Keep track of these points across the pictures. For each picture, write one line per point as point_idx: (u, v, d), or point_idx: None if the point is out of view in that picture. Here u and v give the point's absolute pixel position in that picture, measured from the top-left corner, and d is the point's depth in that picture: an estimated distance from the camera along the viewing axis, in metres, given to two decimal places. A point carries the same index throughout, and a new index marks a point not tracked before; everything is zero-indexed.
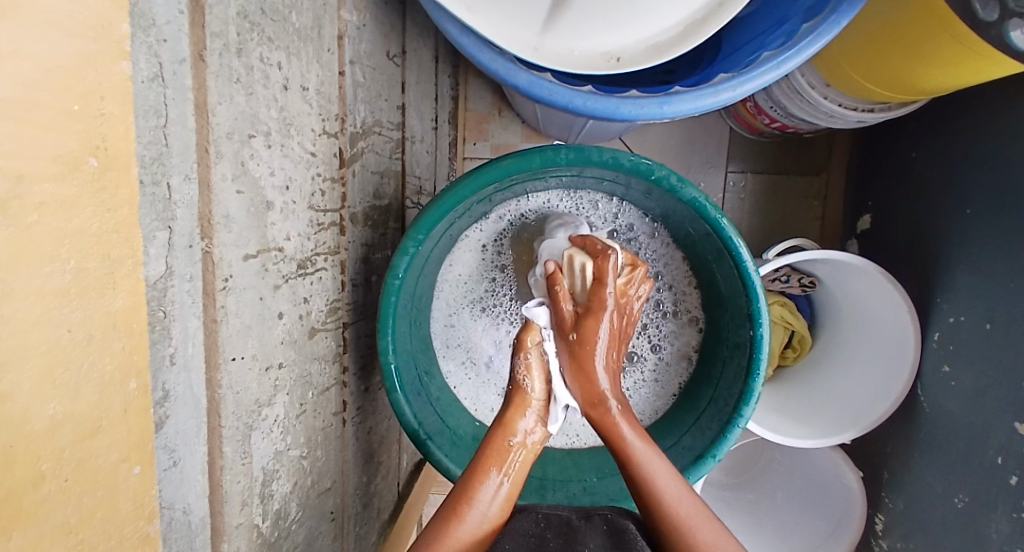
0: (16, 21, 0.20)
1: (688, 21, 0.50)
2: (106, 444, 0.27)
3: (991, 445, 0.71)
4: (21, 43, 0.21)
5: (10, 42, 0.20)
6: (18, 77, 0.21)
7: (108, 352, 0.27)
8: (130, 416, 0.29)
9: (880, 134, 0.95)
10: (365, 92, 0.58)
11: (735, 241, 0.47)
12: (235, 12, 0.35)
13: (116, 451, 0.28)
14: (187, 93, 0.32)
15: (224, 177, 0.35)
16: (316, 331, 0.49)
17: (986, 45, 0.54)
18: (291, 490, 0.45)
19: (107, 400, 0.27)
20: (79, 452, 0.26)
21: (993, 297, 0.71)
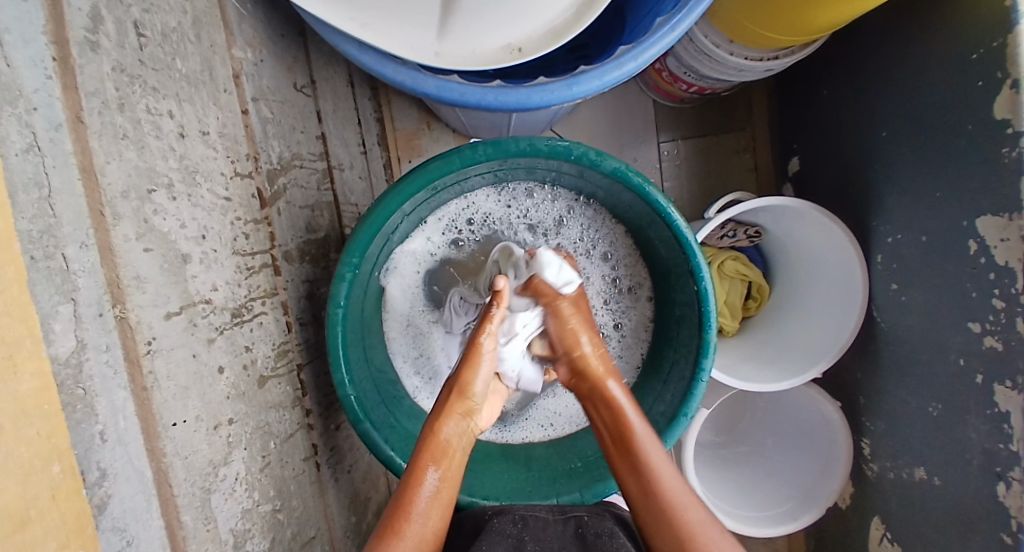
0: None
1: (579, 3, 0.50)
2: (37, 535, 0.25)
3: (952, 349, 0.73)
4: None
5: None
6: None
7: (22, 440, 0.25)
8: (62, 502, 0.26)
9: (791, 80, 0.99)
10: (276, 128, 0.57)
11: (664, 203, 0.48)
12: (110, 68, 0.33)
13: (55, 539, 0.26)
14: (70, 158, 0.30)
15: (127, 238, 0.33)
16: (266, 378, 0.47)
17: None
18: (270, 545, 0.44)
19: (31, 490, 0.25)
20: (15, 547, 0.24)
21: (923, 212, 0.75)
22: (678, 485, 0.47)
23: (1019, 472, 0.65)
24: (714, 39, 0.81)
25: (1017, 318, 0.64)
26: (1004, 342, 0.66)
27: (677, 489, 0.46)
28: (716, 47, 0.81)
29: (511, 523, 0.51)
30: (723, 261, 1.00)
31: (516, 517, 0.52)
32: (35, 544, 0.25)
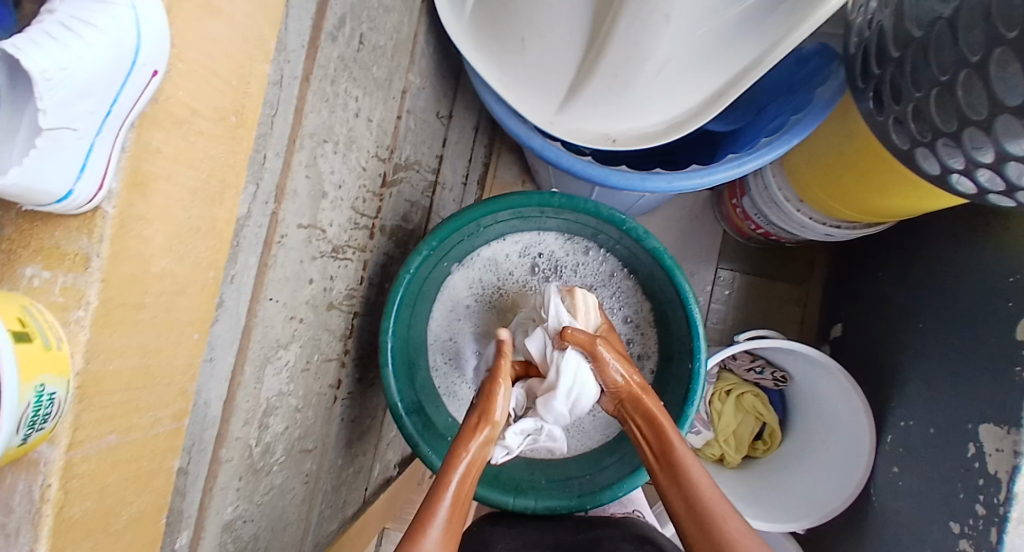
0: (231, 23, 0.33)
1: (671, 122, 0.62)
2: (181, 306, 0.34)
3: (929, 545, 0.73)
4: (219, 35, 0.32)
5: (212, 33, 0.31)
6: (206, 55, 0.31)
7: (205, 241, 0.35)
8: (205, 297, 0.36)
9: (850, 252, 1.07)
10: (413, 136, 0.73)
11: (687, 290, 0.57)
12: (336, 56, 0.49)
13: (189, 315, 0.35)
14: (292, 100, 0.45)
15: (300, 163, 0.47)
16: (333, 306, 0.59)
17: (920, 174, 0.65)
18: (281, 431, 0.53)
19: (194, 275, 0.34)
20: (171, 308, 0.33)
21: (936, 407, 0.77)
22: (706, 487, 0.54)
23: None
24: (786, 193, 0.90)
25: (991, 528, 0.64)
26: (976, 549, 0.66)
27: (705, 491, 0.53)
28: (786, 200, 0.91)
29: None
30: (743, 393, 1.05)
31: None
32: (183, 310, 0.34)
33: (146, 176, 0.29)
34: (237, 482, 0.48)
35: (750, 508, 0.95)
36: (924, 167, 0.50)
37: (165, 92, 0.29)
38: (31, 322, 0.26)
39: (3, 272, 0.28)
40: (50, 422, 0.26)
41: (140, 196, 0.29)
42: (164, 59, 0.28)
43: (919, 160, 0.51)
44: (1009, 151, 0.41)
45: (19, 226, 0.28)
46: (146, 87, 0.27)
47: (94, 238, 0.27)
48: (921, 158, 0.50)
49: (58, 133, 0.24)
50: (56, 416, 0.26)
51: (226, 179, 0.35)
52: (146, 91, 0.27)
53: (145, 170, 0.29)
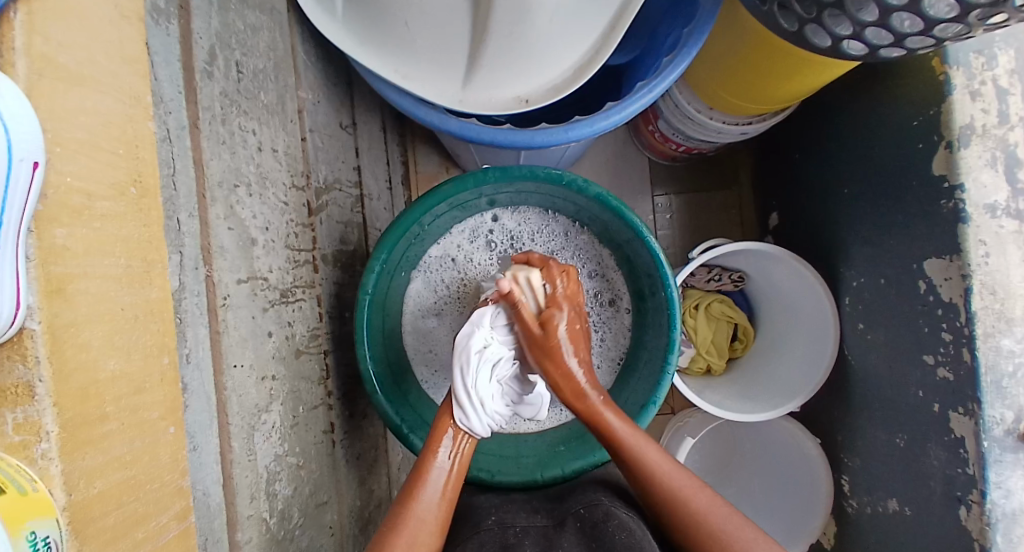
0: (99, 88, 0.29)
1: (576, 66, 0.61)
2: (148, 401, 0.31)
3: (911, 383, 0.81)
4: (83, 102, 0.28)
5: (79, 104, 0.28)
6: (81, 128, 0.28)
7: (147, 331, 0.32)
8: (167, 385, 0.33)
9: (767, 145, 1.13)
10: (324, 154, 0.69)
11: (640, 224, 0.58)
12: (218, 92, 0.45)
13: (156, 410, 0.32)
14: (187, 152, 0.41)
15: (218, 217, 0.43)
16: (301, 351, 0.56)
17: (810, 53, 0.68)
18: (292, 493, 0.50)
19: (149, 367, 0.32)
20: (134, 406, 0.30)
21: (883, 259, 0.84)
22: (664, 468, 0.55)
23: (978, 495, 0.70)
24: (696, 105, 0.94)
25: (963, 349, 0.71)
26: (953, 373, 0.73)
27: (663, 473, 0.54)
28: (698, 112, 0.94)
29: (512, 536, 0.53)
30: (710, 303, 1.10)
31: (517, 531, 0.53)
32: (149, 407, 0.31)
33: (63, 279, 0.26)
34: None
35: (751, 403, 1.01)
36: (814, 43, 0.55)
37: (52, 184, 0.26)
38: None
39: None
40: None
41: (63, 303, 0.26)
42: (42, 147, 0.25)
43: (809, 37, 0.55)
44: (890, 5, 0.46)
45: None
46: (31, 182, 0.24)
47: (31, 362, 0.24)
48: (811, 35, 0.54)
49: None
50: None
51: (147, 257, 0.32)
52: (32, 188, 0.24)
53: (60, 273, 0.26)
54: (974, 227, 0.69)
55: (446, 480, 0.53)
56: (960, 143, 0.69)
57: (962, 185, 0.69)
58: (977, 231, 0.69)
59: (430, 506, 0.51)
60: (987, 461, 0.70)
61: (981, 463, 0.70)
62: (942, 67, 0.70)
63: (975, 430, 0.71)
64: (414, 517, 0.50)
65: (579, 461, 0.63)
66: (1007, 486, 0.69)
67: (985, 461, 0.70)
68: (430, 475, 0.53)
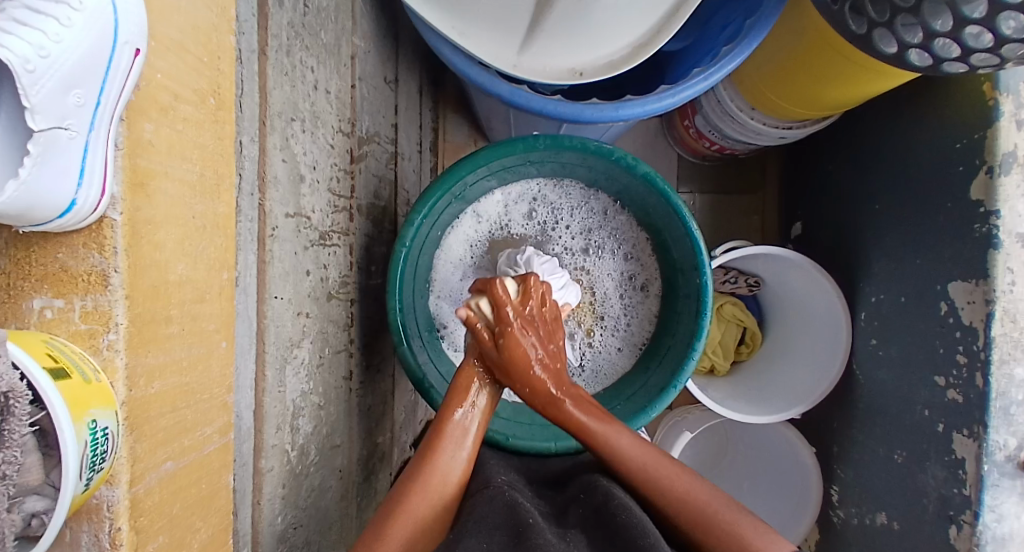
0: None
1: (634, 45, 0.61)
2: (207, 312, 0.32)
3: (919, 401, 0.82)
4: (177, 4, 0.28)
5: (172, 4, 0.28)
6: (173, 29, 0.28)
7: (211, 242, 0.32)
8: (225, 298, 0.34)
9: (801, 153, 1.12)
10: (368, 105, 0.68)
11: (683, 209, 0.58)
12: (286, 23, 0.45)
13: (215, 321, 0.33)
14: (254, 77, 0.41)
15: (275, 147, 0.43)
16: (332, 296, 0.56)
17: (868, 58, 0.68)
18: (311, 431, 0.51)
19: (210, 278, 0.32)
20: (195, 316, 0.31)
21: (906, 277, 0.85)
22: (638, 456, 0.52)
23: (970, 516, 0.73)
24: (738, 103, 0.93)
25: (976, 373, 0.72)
26: (964, 395, 0.74)
27: (637, 462, 0.52)
28: (739, 110, 0.94)
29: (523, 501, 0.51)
30: (723, 304, 1.10)
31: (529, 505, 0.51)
32: (206, 317, 0.32)
33: (146, 174, 0.26)
34: (282, 490, 0.46)
35: (753, 406, 1.02)
36: (880, 49, 0.54)
37: (145, 76, 0.26)
38: (62, 355, 0.24)
39: (8, 311, 0.26)
40: (106, 463, 0.24)
41: (143, 198, 0.26)
42: (144, 37, 0.25)
43: (875, 44, 0.54)
44: (967, 17, 0.46)
45: (11, 256, 0.26)
46: (132, 71, 0.24)
47: (106, 252, 0.25)
48: (878, 40, 0.54)
49: (51, 135, 0.22)
50: (110, 455, 0.25)
51: (217, 170, 0.32)
52: (131, 75, 0.24)
53: (144, 168, 0.26)
54: (1005, 253, 0.70)
55: (465, 439, 0.53)
56: (1002, 169, 0.69)
57: (999, 211, 0.69)
58: (1007, 258, 0.70)
59: (450, 470, 0.51)
60: (984, 484, 0.71)
61: (979, 485, 0.72)
62: (992, 93, 0.69)
63: (977, 453, 0.72)
64: (436, 471, 0.50)
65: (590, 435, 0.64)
66: (1001, 510, 0.71)
67: (982, 484, 0.72)
68: (451, 432, 0.53)
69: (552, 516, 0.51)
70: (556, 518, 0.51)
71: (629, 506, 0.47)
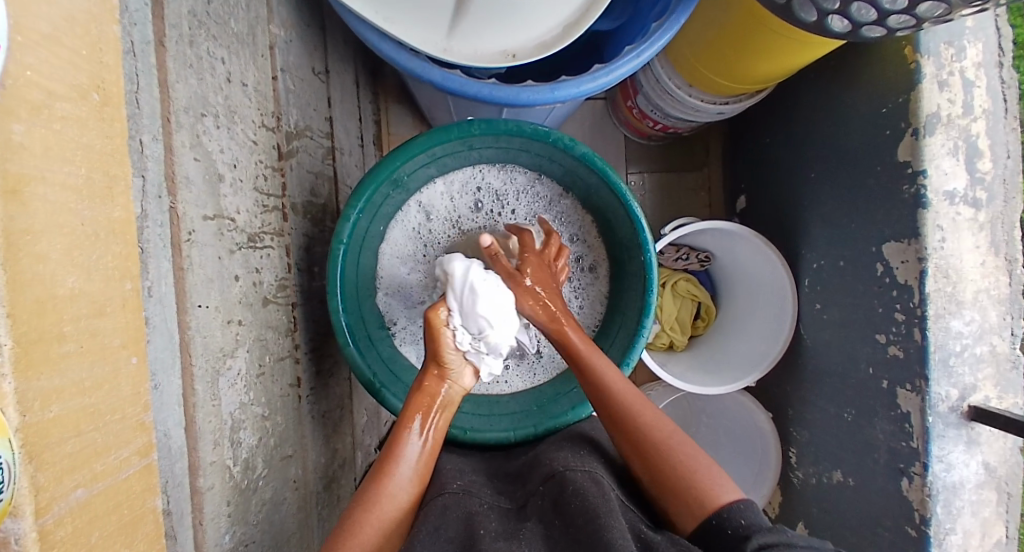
0: None
1: (564, 25, 0.61)
2: (108, 328, 0.28)
3: (863, 360, 0.86)
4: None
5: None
6: (41, 15, 0.25)
7: (110, 250, 0.29)
8: (128, 312, 0.30)
9: (739, 129, 1.15)
10: (296, 98, 0.65)
11: (623, 187, 0.58)
12: (187, 11, 0.41)
13: (119, 336, 0.29)
14: (151, 70, 0.38)
15: (183, 144, 0.40)
16: (268, 301, 0.53)
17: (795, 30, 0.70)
18: (257, 443, 0.48)
19: (110, 289, 0.29)
20: (104, 336, 0.28)
21: (844, 242, 0.89)
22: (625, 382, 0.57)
23: (920, 467, 0.76)
24: (676, 81, 0.94)
25: (914, 328, 0.76)
26: (904, 350, 0.78)
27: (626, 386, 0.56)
28: (677, 88, 0.95)
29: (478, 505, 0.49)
30: (676, 281, 1.12)
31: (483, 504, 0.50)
32: (107, 330, 0.28)
33: (18, 180, 0.23)
34: (227, 508, 0.44)
35: (711, 378, 1.04)
36: (802, 18, 0.55)
37: (13, 73, 0.23)
38: None
39: None
40: (8, 492, 0.21)
41: (18, 206, 0.23)
42: (5, 30, 0.22)
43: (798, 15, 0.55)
44: None
45: None
46: None
47: None
48: (798, 8, 0.55)
49: None
50: (11, 483, 0.22)
51: (109, 171, 0.29)
52: None
53: (16, 172, 0.23)
54: (933, 212, 0.73)
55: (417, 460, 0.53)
56: (926, 130, 0.73)
57: (925, 170, 0.73)
58: (936, 216, 0.73)
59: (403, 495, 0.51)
60: (931, 435, 0.75)
61: (926, 437, 0.76)
62: (913, 56, 0.72)
63: (922, 406, 0.76)
64: (388, 497, 0.50)
65: (549, 421, 0.64)
66: (949, 460, 0.76)
67: (929, 436, 0.76)
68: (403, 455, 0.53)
69: (509, 511, 0.50)
70: (515, 514, 0.50)
71: (586, 501, 0.46)
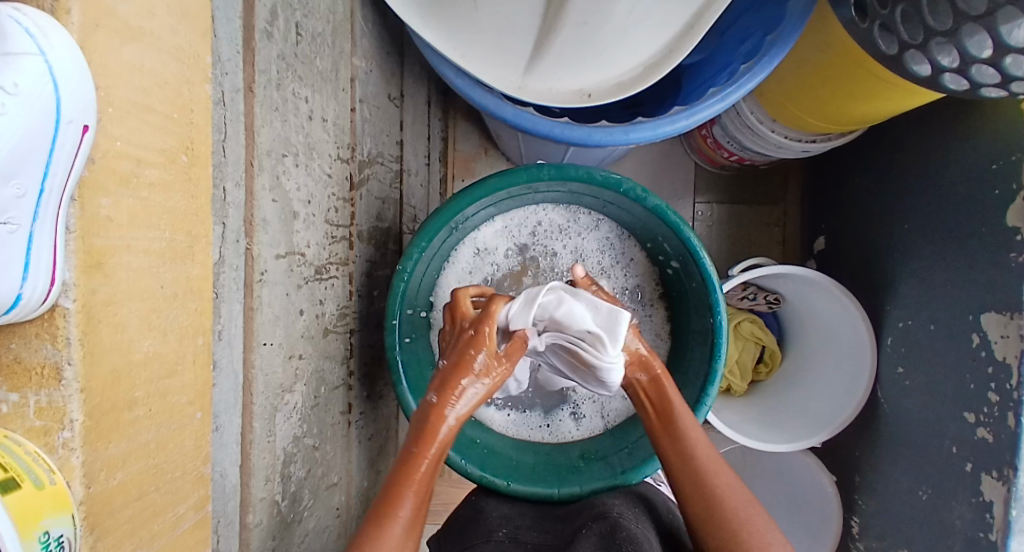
0: (155, 49, 0.27)
1: (645, 64, 0.58)
2: (179, 385, 0.29)
3: (947, 436, 0.77)
4: (143, 62, 0.26)
5: (136, 62, 0.26)
6: (135, 87, 0.26)
7: (186, 308, 0.30)
8: (198, 368, 0.31)
9: (824, 165, 1.07)
10: (371, 127, 0.66)
11: (696, 244, 0.55)
12: (276, 55, 0.43)
13: (185, 394, 0.30)
14: (239, 117, 0.39)
15: (263, 187, 0.41)
16: (329, 331, 0.54)
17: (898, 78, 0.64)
18: (305, 476, 0.49)
19: (183, 347, 0.30)
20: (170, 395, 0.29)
21: (938, 303, 0.80)
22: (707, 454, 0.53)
23: None
24: (758, 115, 0.89)
25: (1009, 412, 0.69)
26: (995, 435, 0.70)
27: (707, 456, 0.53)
28: (759, 122, 0.89)
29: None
30: (740, 321, 1.05)
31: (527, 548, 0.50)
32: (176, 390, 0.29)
33: (103, 253, 0.24)
34: (272, 542, 0.44)
35: (773, 433, 0.97)
36: (914, 72, 0.51)
37: (100, 147, 0.24)
38: (12, 461, 0.22)
39: None
40: None
41: (101, 279, 0.24)
42: (93, 109, 0.23)
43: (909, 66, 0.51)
44: (1009, 45, 0.43)
45: None
46: (81, 148, 0.22)
47: (60, 343, 0.22)
48: (909, 60, 0.51)
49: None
50: None
51: (191, 231, 0.30)
52: (82, 151, 0.22)
53: (101, 245, 0.24)
54: None
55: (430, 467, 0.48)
56: None
57: None
58: None
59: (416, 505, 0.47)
60: (1012, 530, 0.68)
61: (1008, 531, 0.68)
62: None
63: (1006, 497, 0.68)
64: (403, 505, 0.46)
65: (599, 481, 0.61)
66: None
67: (1011, 529, 0.68)
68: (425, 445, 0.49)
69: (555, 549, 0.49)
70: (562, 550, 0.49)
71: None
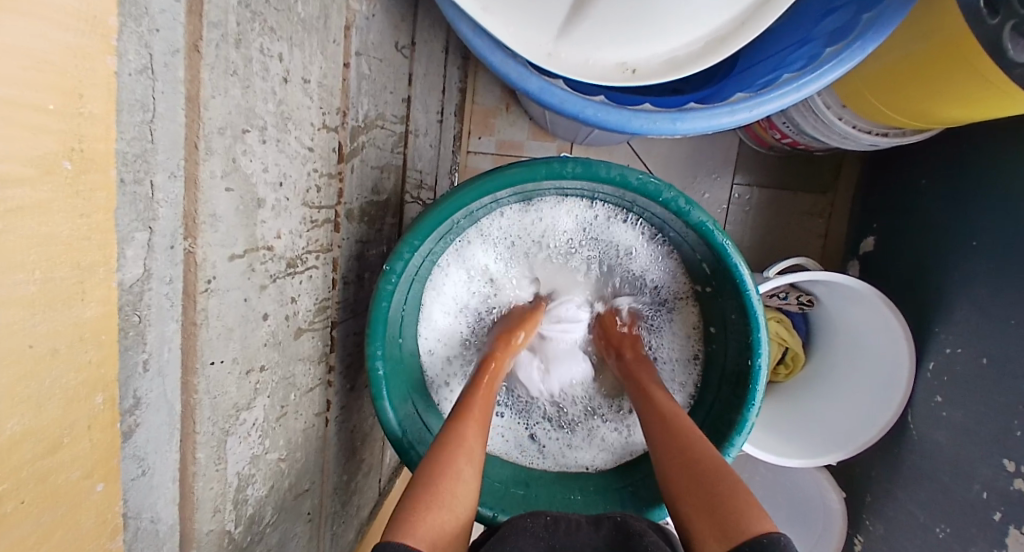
0: (19, 25, 0.19)
1: (708, 38, 0.47)
2: (70, 460, 0.25)
3: (977, 480, 0.70)
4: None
5: None
6: None
7: (74, 364, 0.24)
8: (98, 430, 0.27)
9: (889, 157, 0.93)
10: (370, 84, 0.56)
11: (742, 273, 0.50)
12: (236, 0, 0.32)
13: (80, 468, 0.26)
14: (178, 86, 0.30)
15: (213, 175, 0.33)
16: (302, 331, 0.48)
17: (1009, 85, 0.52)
18: (266, 493, 0.45)
19: (71, 415, 0.25)
20: (40, 472, 0.24)
21: (992, 337, 0.70)
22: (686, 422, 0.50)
23: None
24: (826, 98, 0.75)
25: None
26: None
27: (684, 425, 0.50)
28: (826, 107, 0.75)
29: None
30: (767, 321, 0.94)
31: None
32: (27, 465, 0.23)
33: None
34: None
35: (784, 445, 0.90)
36: None
37: None
38: None
39: None
40: None
41: None
42: None
43: None
44: None
45: None
46: None
47: None
48: None
49: None
50: None
51: (80, 263, 0.24)
52: None
53: None
54: None
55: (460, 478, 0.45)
56: None
57: None
58: None
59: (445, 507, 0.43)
60: None
61: None
62: None
63: None
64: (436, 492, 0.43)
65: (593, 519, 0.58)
66: None
67: None
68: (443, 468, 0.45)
69: None
70: None
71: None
